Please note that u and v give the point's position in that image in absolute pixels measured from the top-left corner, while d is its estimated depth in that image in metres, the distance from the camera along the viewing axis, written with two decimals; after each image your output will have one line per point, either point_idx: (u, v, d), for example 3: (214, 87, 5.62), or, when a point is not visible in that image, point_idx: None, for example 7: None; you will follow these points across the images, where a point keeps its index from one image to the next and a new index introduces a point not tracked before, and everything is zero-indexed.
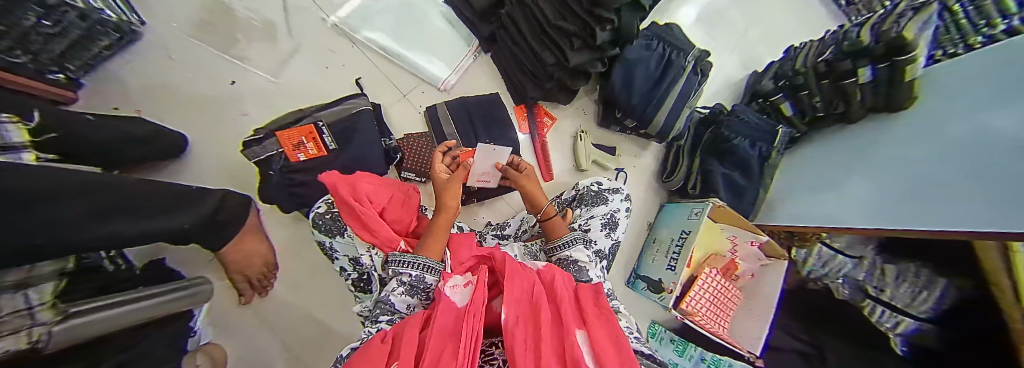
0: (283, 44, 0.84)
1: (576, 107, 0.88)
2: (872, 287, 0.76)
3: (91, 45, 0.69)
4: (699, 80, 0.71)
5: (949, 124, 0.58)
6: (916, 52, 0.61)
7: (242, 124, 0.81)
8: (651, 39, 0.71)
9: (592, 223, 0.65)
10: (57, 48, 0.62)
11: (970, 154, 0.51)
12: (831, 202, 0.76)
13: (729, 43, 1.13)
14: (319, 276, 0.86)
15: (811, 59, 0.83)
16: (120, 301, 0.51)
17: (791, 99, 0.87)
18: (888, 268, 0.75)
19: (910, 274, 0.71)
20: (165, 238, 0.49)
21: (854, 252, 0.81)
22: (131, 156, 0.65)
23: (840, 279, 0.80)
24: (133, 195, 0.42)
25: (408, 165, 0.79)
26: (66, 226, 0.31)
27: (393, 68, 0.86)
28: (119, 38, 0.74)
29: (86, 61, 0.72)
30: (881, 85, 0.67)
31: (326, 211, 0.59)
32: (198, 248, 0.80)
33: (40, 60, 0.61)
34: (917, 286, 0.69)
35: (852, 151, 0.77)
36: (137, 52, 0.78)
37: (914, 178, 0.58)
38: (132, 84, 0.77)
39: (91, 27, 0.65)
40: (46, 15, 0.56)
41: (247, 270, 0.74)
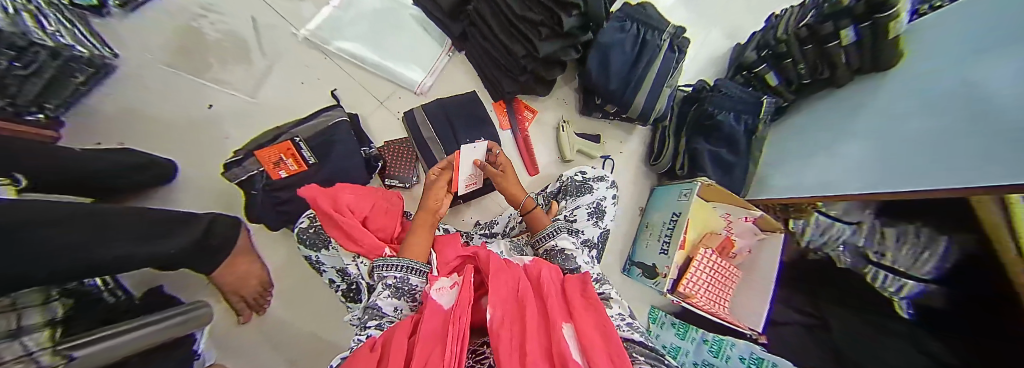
0: (257, 62, 0.83)
1: (557, 98, 0.87)
2: (873, 253, 0.75)
3: (68, 81, 0.69)
4: (677, 58, 0.69)
5: (935, 76, 0.56)
6: (897, 8, 0.60)
7: (224, 147, 0.81)
8: (625, 20, 0.69)
9: (578, 214, 0.64)
10: (33, 88, 0.62)
11: (960, 102, 0.49)
12: (822, 170, 0.74)
13: (710, 18, 1.10)
14: (316, 290, 0.86)
15: (793, 24, 0.81)
16: (120, 329, 0.52)
17: (774, 68, 0.86)
18: (887, 230, 0.74)
19: (910, 235, 0.69)
20: (154, 265, 0.50)
21: (852, 218, 0.79)
22: (117, 186, 0.65)
23: (840, 247, 0.79)
24: (127, 220, 0.43)
25: (391, 171, 0.78)
26: (46, 259, 0.31)
27: (368, 76, 0.85)
28: (94, 72, 0.73)
29: (64, 99, 0.71)
30: (864, 45, 0.65)
31: (309, 226, 0.59)
32: (193, 272, 0.80)
33: (18, 103, 0.61)
34: (919, 246, 0.68)
35: (842, 115, 0.75)
36: (112, 84, 0.78)
37: (908, 134, 0.56)
38: (112, 116, 0.77)
39: (64, 64, 0.65)
40: (18, 57, 0.55)
41: (244, 291, 0.74)
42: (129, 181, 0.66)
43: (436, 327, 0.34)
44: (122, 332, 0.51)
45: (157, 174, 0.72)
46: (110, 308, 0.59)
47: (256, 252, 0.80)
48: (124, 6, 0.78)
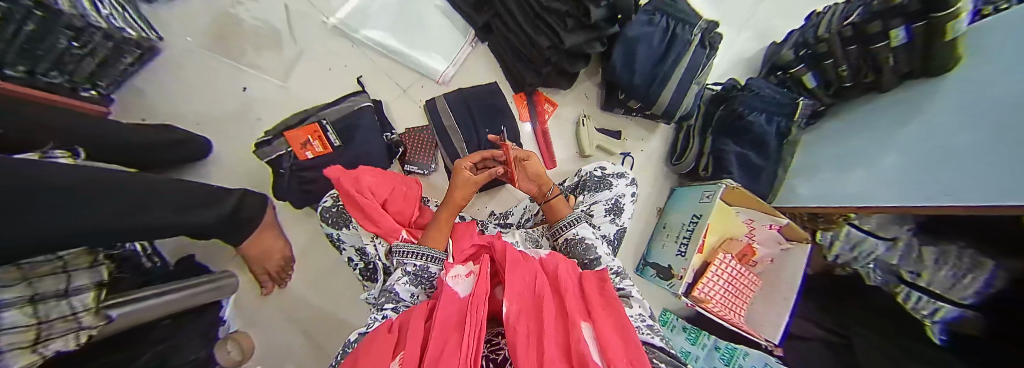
0: (289, 48, 0.86)
1: (578, 93, 0.85)
2: (909, 273, 0.71)
3: (118, 62, 0.74)
4: (708, 54, 0.67)
5: (995, 83, 0.51)
6: (959, 6, 0.55)
7: (256, 128, 0.85)
8: (653, 14, 0.67)
9: (595, 209, 0.63)
10: (88, 67, 0.67)
11: (1021, 114, 0.45)
12: (861, 180, 0.70)
13: (744, 15, 1.05)
14: (335, 269, 0.90)
15: (837, 23, 0.76)
16: (160, 293, 0.56)
17: (813, 69, 0.81)
18: (928, 250, 0.70)
19: (952, 257, 0.65)
20: (189, 233, 0.53)
21: (888, 233, 0.75)
22: (159, 161, 0.70)
23: (870, 264, 0.76)
24: (167, 189, 0.45)
25: (411, 158, 0.80)
26: (97, 219, 0.33)
27: (392, 64, 0.86)
28: (141, 54, 0.78)
29: (115, 77, 0.77)
30: (916, 48, 0.61)
31: (332, 205, 0.62)
32: (220, 242, 0.85)
33: (74, 80, 0.66)
34: (961, 269, 0.62)
35: (886, 122, 0.70)
36: (157, 66, 0.83)
37: (960, 147, 0.52)
38: (157, 95, 0.82)
39: (115, 45, 0.69)
40: (76, 37, 0.60)
41: (268, 265, 0.78)
42: (169, 156, 0.70)
43: (453, 316, 0.35)
44: (161, 296, 0.55)
45: (194, 150, 0.76)
46: (149, 272, 0.64)
47: (281, 228, 0.83)
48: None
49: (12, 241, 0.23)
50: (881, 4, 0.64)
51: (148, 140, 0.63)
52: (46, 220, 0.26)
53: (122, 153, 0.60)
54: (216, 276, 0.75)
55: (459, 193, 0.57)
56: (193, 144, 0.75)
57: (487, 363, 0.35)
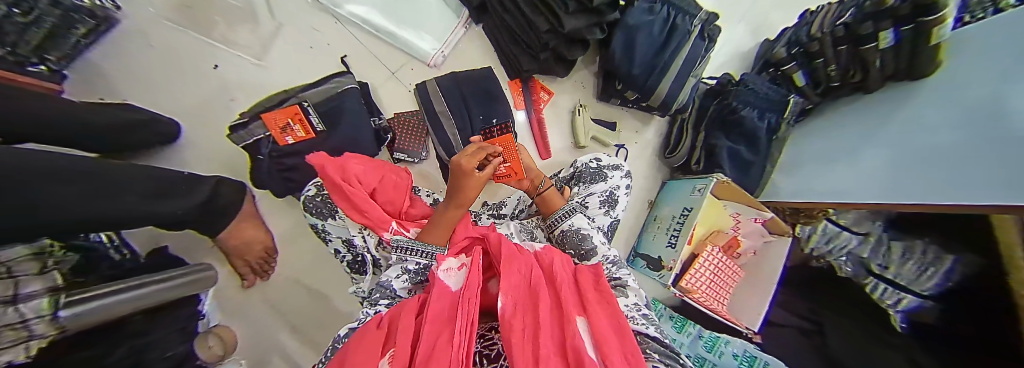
0: (264, 22, 0.79)
1: (574, 82, 0.84)
2: (877, 265, 0.73)
3: (68, 34, 0.65)
4: (706, 46, 0.66)
5: (969, 86, 0.54)
6: (944, 11, 0.56)
7: (230, 109, 0.79)
8: (655, 2, 0.65)
9: (590, 201, 0.63)
10: (32, 38, 0.59)
11: (993, 117, 0.47)
12: (841, 176, 0.73)
13: (740, 9, 1.05)
14: (320, 259, 0.87)
15: (830, 22, 0.77)
16: (130, 285, 0.52)
17: (804, 68, 0.82)
18: (895, 245, 0.74)
19: (916, 252, 0.70)
20: (159, 223, 0.49)
21: (861, 228, 0.78)
22: (123, 145, 0.64)
23: (842, 257, 0.78)
24: (130, 175, 0.41)
25: (401, 145, 0.77)
26: (53, 208, 0.30)
27: (380, 45, 0.81)
28: (96, 25, 0.70)
29: (66, 52, 0.68)
30: (901, 52, 0.62)
31: (316, 194, 0.58)
32: (194, 233, 0.80)
33: (19, 52, 0.58)
34: (924, 263, 0.68)
35: (868, 121, 0.72)
36: (114, 38, 0.74)
37: (935, 148, 0.55)
38: (115, 71, 0.74)
39: (65, 13, 0.62)
40: (17, 3, 0.53)
41: (248, 255, 0.74)
42: (132, 139, 0.64)
43: (445, 310, 0.34)
44: (129, 288, 0.52)
45: (161, 132, 0.70)
46: (116, 265, 0.59)
47: (261, 217, 0.79)
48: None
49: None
50: (873, 5, 0.64)
51: (109, 120, 0.57)
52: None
53: (82, 137, 0.55)
54: (191, 268, 0.71)
55: (470, 194, 0.54)
56: (158, 126, 0.69)
57: (480, 358, 0.35)
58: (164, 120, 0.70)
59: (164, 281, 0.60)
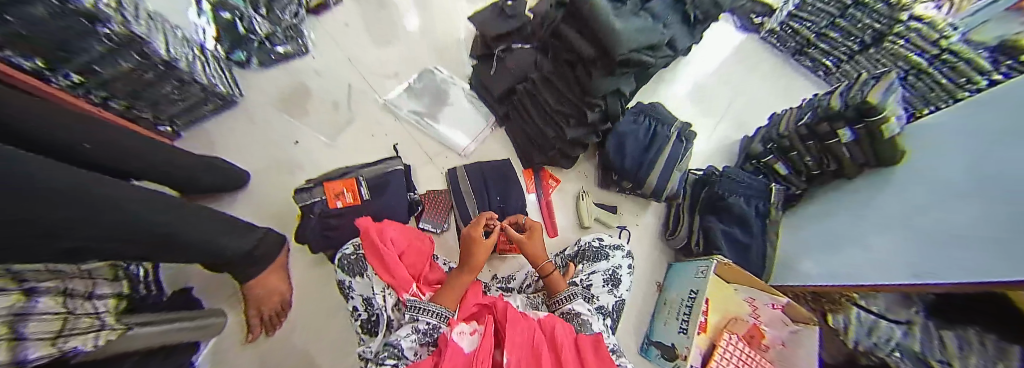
0: (342, 115, 1.05)
1: (580, 172, 0.98)
2: (939, 362, 0.61)
3: (200, 108, 0.92)
4: (685, 147, 0.81)
5: (942, 170, 0.62)
6: (885, 113, 0.68)
7: (297, 176, 0.97)
8: (638, 115, 0.84)
9: (594, 279, 0.67)
10: (175, 109, 0.85)
11: (977, 192, 0.53)
12: (849, 258, 0.73)
13: (722, 112, 1.25)
14: (329, 324, 0.87)
15: (793, 122, 0.92)
16: (153, 319, 0.58)
17: (782, 160, 0.94)
18: (947, 334, 0.62)
19: (973, 343, 0.57)
20: (203, 260, 0.57)
21: (900, 316, 0.71)
22: (203, 187, 0.81)
23: (895, 352, 0.68)
24: (203, 216, 0.52)
25: (427, 217, 0.88)
26: (131, 226, 0.38)
27: (423, 136, 1.03)
28: (221, 104, 0.97)
29: (191, 119, 0.94)
30: (863, 144, 0.72)
31: (351, 253, 0.67)
32: (222, 277, 0.86)
33: (159, 117, 0.84)
34: (987, 357, 0.54)
35: (855, 213, 0.78)
36: (226, 115, 1.00)
37: (928, 230, 0.58)
38: (219, 138, 0.97)
39: (206, 96, 0.89)
40: (179, 88, 0.79)
41: (263, 307, 0.78)
42: (208, 184, 0.80)
43: None
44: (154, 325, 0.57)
45: (231, 179, 0.86)
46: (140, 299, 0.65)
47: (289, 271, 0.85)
48: (262, 64, 1.04)
49: (49, 233, 0.27)
50: (824, 110, 0.81)
51: (193, 172, 0.74)
52: (78, 219, 0.30)
53: (173, 176, 0.70)
54: (204, 312, 0.74)
55: (478, 258, 0.64)
56: (229, 179, 0.86)
57: None
58: (238, 175, 0.88)
59: (182, 324, 0.64)
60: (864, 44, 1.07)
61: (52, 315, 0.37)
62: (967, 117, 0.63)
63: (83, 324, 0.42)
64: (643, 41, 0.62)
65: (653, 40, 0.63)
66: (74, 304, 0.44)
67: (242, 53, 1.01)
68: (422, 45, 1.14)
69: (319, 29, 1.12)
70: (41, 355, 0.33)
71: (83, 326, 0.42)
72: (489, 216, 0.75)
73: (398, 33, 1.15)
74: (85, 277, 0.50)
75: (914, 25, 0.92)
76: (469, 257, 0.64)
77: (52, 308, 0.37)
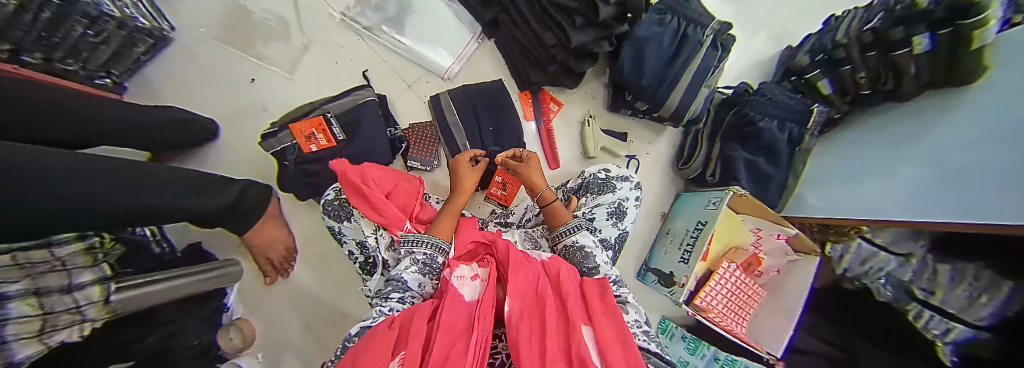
0: (296, 40, 0.86)
1: (584, 92, 0.84)
2: (921, 291, 0.63)
3: (132, 50, 0.74)
4: (719, 56, 0.66)
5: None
6: (987, 13, 0.51)
7: (262, 119, 0.85)
8: (665, 13, 0.65)
9: (597, 212, 0.62)
10: (101, 56, 0.68)
11: None
12: (873, 191, 0.68)
13: (762, 14, 1.01)
14: (337, 262, 0.90)
15: (858, 27, 0.71)
16: (170, 274, 0.59)
17: (828, 76, 0.76)
18: (942, 268, 0.61)
19: (967, 276, 0.56)
20: (189, 219, 0.53)
21: (900, 249, 0.68)
22: (170, 144, 0.70)
23: (881, 279, 0.69)
24: (165, 172, 0.45)
25: (414, 154, 0.80)
26: (96, 199, 0.32)
27: (398, 60, 0.86)
28: (153, 43, 0.78)
29: (128, 67, 0.77)
30: (939, 55, 0.56)
31: (334, 198, 0.61)
32: (224, 231, 0.86)
33: (88, 67, 0.67)
34: (975, 289, 0.55)
35: (904, 135, 0.66)
36: (169, 55, 0.83)
37: None
38: (163, 81, 0.82)
39: (130, 33, 0.69)
40: (90, 26, 0.61)
41: (271, 254, 0.78)
42: (178, 136, 0.69)
43: (458, 316, 0.37)
44: (172, 278, 0.58)
45: (202, 129, 0.76)
46: (154, 257, 0.65)
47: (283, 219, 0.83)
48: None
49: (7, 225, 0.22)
50: (905, 9, 0.61)
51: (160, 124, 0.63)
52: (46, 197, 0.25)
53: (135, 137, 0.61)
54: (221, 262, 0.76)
55: (468, 184, 0.63)
56: (199, 127, 0.75)
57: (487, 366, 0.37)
58: (207, 123, 0.77)
59: (203, 274, 0.66)
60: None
61: (21, 318, 0.31)
62: None
63: (65, 320, 0.38)
64: None
65: None
66: (54, 302, 0.37)
67: None
68: None
69: None
70: (34, 352, 0.31)
71: (65, 321, 0.38)
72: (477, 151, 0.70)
73: None
74: (61, 267, 0.40)
75: None
76: (459, 181, 0.63)
77: (23, 314, 0.31)
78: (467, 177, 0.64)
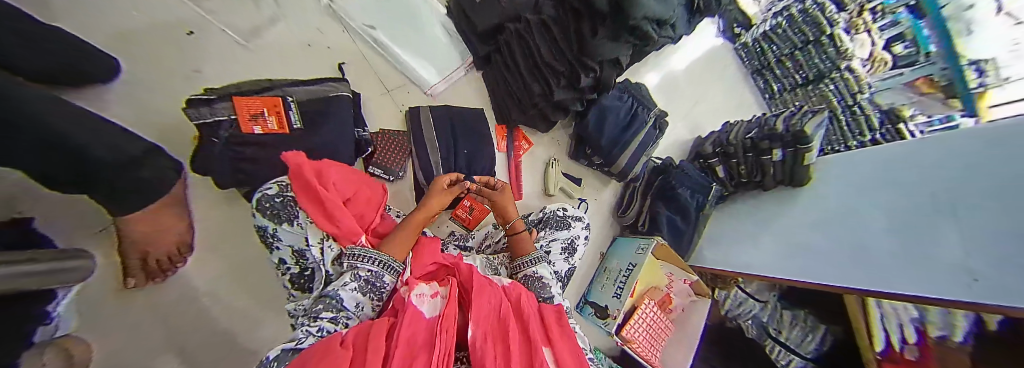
0: (265, 7, 0.78)
1: (551, 138, 0.94)
2: (773, 330, 0.84)
3: None
4: (657, 134, 0.83)
5: (853, 199, 0.74)
6: (811, 144, 0.79)
7: (192, 80, 0.71)
8: (624, 92, 0.82)
9: (553, 246, 0.68)
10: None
11: (882, 221, 0.65)
12: (750, 252, 0.92)
13: (683, 110, 1.31)
14: (252, 268, 0.76)
15: (743, 133, 0.99)
16: (23, 255, 0.42)
17: (723, 165, 1.02)
18: (786, 313, 0.86)
19: (799, 319, 0.84)
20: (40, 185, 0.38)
21: (761, 296, 0.91)
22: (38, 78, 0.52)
23: (750, 320, 0.88)
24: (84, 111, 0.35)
25: (379, 161, 0.77)
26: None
27: (381, 62, 0.84)
28: None
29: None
30: (789, 163, 0.83)
31: (278, 194, 0.52)
32: (88, 206, 0.64)
33: None
34: (808, 329, 0.83)
35: (757, 222, 0.95)
36: None
37: (824, 247, 0.74)
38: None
39: None
40: None
41: (154, 251, 0.59)
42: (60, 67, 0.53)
43: (423, 336, 0.35)
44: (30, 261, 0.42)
45: (102, 65, 0.59)
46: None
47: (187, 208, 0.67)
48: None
49: None
50: (767, 129, 0.88)
51: (51, 45, 0.47)
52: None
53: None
54: (72, 254, 0.55)
55: (432, 206, 0.64)
56: (98, 63, 0.58)
57: None
58: (108, 59, 0.60)
59: (58, 265, 0.48)
60: (807, 78, 1.14)
61: None
62: (862, 153, 0.79)
63: None
64: (657, 11, 0.57)
65: (664, 13, 0.60)
66: None
67: None
68: None
69: None
70: None
71: None
72: (455, 175, 0.72)
73: None
74: None
75: (847, 74, 1.02)
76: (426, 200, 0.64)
77: None
78: (434, 198, 0.65)
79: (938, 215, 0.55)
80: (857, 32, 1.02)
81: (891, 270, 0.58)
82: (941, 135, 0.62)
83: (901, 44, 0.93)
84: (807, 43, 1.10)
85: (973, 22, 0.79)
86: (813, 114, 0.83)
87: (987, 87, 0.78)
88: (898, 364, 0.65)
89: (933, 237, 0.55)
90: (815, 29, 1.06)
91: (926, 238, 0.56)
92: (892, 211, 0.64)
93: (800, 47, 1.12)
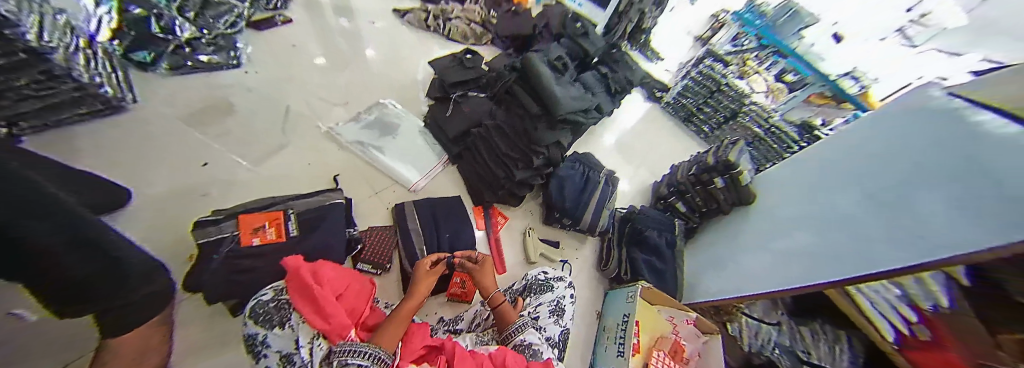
0: (275, 139, 0.95)
1: (525, 210, 1.05)
2: (802, 353, 0.76)
3: (69, 110, 0.75)
4: (612, 190, 0.97)
5: (779, 213, 0.87)
6: (740, 168, 0.95)
7: (199, 204, 0.81)
8: (576, 162, 0.99)
9: (541, 310, 0.70)
10: (24, 106, 0.67)
11: (811, 226, 0.75)
12: (736, 273, 0.93)
13: (638, 159, 1.50)
14: None
15: (686, 172, 1.14)
16: None
17: (682, 201, 1.16)
18: (803, 330, 0.81)
19: (821, 333, 0.79)
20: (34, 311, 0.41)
21: (771, 319, 0.88)
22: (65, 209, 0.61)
23: (775, 349, 0.80)
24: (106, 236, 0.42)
25: (367, 256, 0.82)
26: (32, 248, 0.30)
27: (370, 169, 0.99)
28: (102, 109, 0.81)
29: (45, 122, 0.75)
30: (732, 187, 0.96)
31: (271, 299, 0.56)
32: (58, 338, 0.62)
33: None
34: (830, 342, 0.76)
35: (728, 246, 1.01)
36: (111, 123, 0.83)
37: (783, 255, 0.79)
38: (89, 145, 0.78)
39: (81, 97, 0.74)
40: (41, 82, 0.66)
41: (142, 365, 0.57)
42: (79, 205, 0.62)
43: None
44: None
45: (120, 193, 0.70)
46: None
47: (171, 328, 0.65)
48: (173, 68, 0.95)
49: None
50: (704, 165, 1.04)
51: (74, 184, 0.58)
52: (6, 224, 0.26)
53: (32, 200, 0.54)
54: None
55: (421, 287, 0.68)
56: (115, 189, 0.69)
57: None
58: (121, 190, 0.71)
59: None
60: (727, 116, 1.45)
61: None
62: (781, 168, 0.93)
63: None
64: (578, 105, 0.83)
65: (584, 104, 0.85)
66: None
67: (149, 53, 0.92)
68: (378, 78, 1.19)
69: (257, 41, 1.11)
70: None
71: None
72: (438, 255, 0.77)
73: (354, 64, 1.18)
74: None
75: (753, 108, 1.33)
76: (416, 284, 0.68)
77: None
78: (423, 283, 0.69)
79: (843, 211, 0.68)
80: (748, 76, 1.36)
81: (825, 268, 0.66)
82: (830, 141, 0.79)
83: (791, 74, 1.30)
84: (713, 92, 1.44)
85: (822, 55, 1.26)
86: (732, 145, 1.02)
87: (864, 89, 1.19)
88: (923, 351, 0.55)
89: (861, 224, 0.62)
90: (714, 82, 1.41)
91: (851, 233, 0.64)
92: (811, 221, 0.75)
93: (710, 96, 1.46)
